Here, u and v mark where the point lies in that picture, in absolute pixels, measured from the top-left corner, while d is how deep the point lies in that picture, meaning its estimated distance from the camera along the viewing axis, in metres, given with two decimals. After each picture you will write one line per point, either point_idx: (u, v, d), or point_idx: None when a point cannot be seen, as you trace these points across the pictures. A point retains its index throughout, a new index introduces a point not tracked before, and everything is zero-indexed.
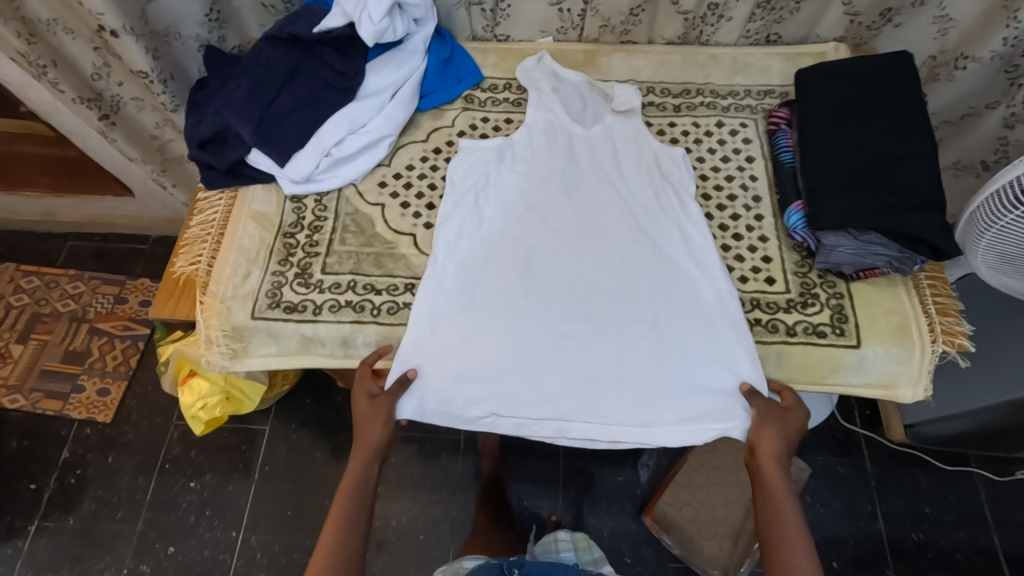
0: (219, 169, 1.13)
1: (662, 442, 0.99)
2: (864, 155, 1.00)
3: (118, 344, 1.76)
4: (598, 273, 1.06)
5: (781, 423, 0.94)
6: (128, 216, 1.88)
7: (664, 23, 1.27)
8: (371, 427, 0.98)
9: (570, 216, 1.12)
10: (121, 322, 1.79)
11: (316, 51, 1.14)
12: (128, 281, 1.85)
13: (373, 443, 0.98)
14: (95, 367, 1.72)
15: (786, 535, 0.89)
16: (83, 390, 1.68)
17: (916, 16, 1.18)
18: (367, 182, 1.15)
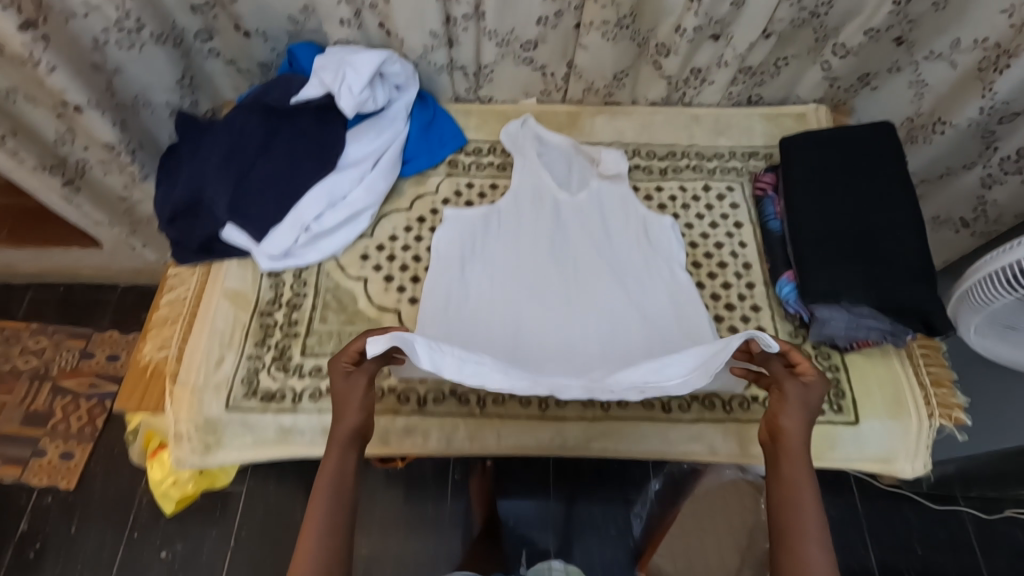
0: (191, 245, 1.08)
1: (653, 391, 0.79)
2: (852, 225, 0.99)
3: (83, 403, 1.65)
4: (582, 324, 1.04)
5: (801, 402, 0.78)
6: (95, 267, 1.79)
7: (647, 85, 1.25)
8: (347, 411, 0.80)
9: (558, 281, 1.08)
10: (87, 378, 1.69)
11: (294, 117, 1.10)
12: (94, 334, 1.74)
13: (348, 430, 0.79)
14: (58, 429, 1.61)
15: (808, 540, 0.70)
16: (44, 454, 1.58)
17: (891, 80, 1.20)
18: (348, 255, 1.10)
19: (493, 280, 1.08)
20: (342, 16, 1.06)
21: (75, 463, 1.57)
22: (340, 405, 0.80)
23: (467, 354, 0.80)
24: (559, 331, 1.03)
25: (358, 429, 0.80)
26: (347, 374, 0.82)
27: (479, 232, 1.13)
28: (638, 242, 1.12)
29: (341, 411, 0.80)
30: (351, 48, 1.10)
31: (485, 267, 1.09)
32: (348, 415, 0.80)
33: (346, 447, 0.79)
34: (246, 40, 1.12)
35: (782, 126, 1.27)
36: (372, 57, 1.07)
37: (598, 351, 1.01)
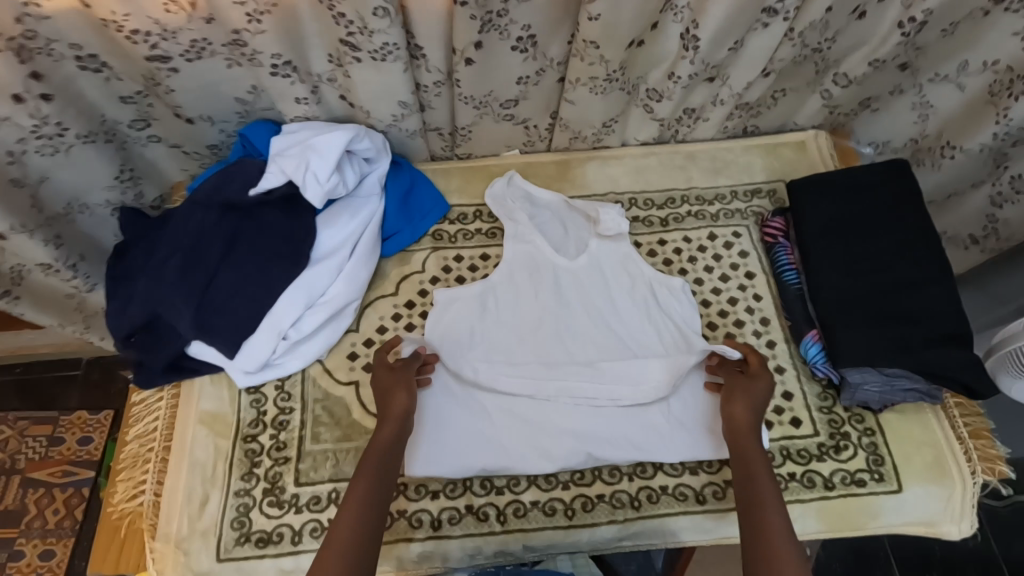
0: (155, 367, 0.95)
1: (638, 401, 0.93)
2: (874, 282, 0.94)
3: (57, 494, 1.50)
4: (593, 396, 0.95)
5: (749, 393, 0.88)
6: (54, 346, 1.58)
7: (638, 127, 1.15)
8: (397, 393, 0.88)
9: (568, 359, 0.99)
10: (59, 467, 1.53)
11: (255, 210, 0.98)
12: (61, 417, 1.57)
13: (400, 410, 0.86)
14: (34, 527, 1.47)
15: (769, 508, 0.76)
16: (22, 555, 1.44)
17: (893, 102, 1.13)
18: (334, 357, 1.00)
19: (497, 371, 0.97)
20: (297, 95, 0.92)
21: (58, 562, 1.45)
22: (385, 391, 0.88)
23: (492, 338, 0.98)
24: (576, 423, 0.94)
25: (409, 410, 0.87)
26: (391, 368, 0.92)
27: (475, 316, 1.02)
28: (647, 307, 1.03)
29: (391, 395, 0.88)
30: (313, 126, 0.98)
31: (486, 354, 0.99)
32: (398, 396, 0.87)
33: (399, 428, 0.85)
34: (190, 125, 0.98)
35: (782, 157, 1.20)
36: (338, 138, 0.94)
37: (619, 440, 0.92)
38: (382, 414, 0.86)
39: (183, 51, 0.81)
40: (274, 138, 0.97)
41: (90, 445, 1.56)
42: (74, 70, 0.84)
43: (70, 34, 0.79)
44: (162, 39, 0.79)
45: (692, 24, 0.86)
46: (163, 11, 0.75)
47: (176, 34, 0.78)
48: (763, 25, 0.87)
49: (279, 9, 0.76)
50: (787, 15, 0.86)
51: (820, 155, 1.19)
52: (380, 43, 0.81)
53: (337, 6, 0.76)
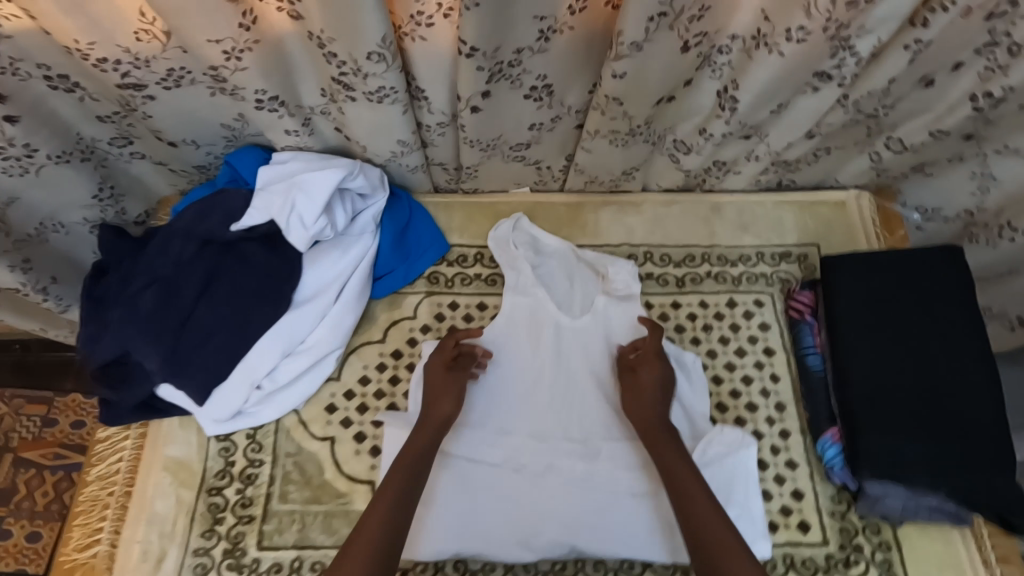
0: (122, 406, 0.89)
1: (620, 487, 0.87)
2: (911, 383, 0.83)
3: (49, 478, 1.29)
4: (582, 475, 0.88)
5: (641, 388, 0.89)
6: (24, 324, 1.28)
7: (662, 174, 1.05)
8: (443, 399, 0.88)
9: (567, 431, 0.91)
10: (51, 449, 1.31)
11: (239, 245, 0.91)
12: (57, 397, 1.34)
13: (440, 417, 0.86)
14: (23, 507, 1.27)
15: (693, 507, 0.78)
16: (8, 535, 1.25)
17: (951, 169, 1.01)
18: (311, 408, 0.93)
19: (484, 441, 0.90)
20: (286, 127, 0.83)
21: (45, 546, 1.25)
22: (435, 393, 0.88)
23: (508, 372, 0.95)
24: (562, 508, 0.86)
25: (449, 419, 0.86)
26: (447, 366, 0.91)
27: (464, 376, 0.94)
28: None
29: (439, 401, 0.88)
30: (305, 158, 0.90)
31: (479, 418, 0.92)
32: (442, 403, 0.87)
33: (435, 434, 0.85)
34: (173, 148, 0.91)
35: (818, 217, 1.09)
36: (329, 176, 0.86)
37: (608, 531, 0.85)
38: (424, 416, 0.87)
39: (159, 80, 0.73)
40: (261, 168, 0.89)
41: (84, 430, 1.33)
42: (43, 90, 0.79)
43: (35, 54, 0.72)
44: (134, 68, 0.71)
45: (731, 83, 0.75)
46: (133, 40, 0.67)
47: (151, 63, 0.70)
48: (813, 89, 0.76)
49: (262, 44, 0.67)
50: (842, 82, 0.74)
51: (861, 219, 1.08)
52: (376, 86, 0.72)
53: (328, 46, 0.67)
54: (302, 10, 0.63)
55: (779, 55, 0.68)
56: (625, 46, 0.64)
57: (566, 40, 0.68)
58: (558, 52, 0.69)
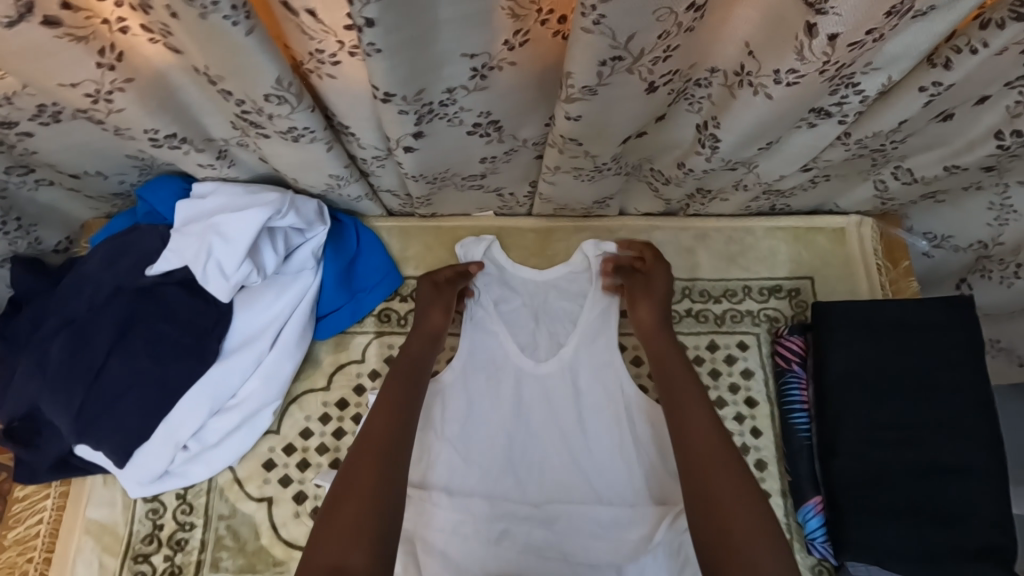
0: (38, 465, 0.81)
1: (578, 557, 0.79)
2: (907, 460, 0.74)
3: None
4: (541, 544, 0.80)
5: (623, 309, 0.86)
6: None
7: (640, 199, 0.93)
8: (433, 311, 0.88)
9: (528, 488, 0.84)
10: None
11: (160, 288, 0.80)
12: None
13: (433, 327, 0.86)
14: None
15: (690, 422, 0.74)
16: None
17: (967, 198, 0.89)
18: (247, 465, 0.86)
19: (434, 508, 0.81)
20: (197, 162, 0.72)
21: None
22: (424, 304, 0.88)
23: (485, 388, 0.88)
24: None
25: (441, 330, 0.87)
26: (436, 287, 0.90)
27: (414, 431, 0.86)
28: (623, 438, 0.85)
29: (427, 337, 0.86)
30: (227, 191, 0.79)
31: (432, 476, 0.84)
32: (433, 315, 0.87)
33: (428, 343, 0.86)
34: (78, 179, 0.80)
35: (813, 247, 0.98)
36: (251, 217, 0.75)
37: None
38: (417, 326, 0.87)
39: (31, 117, 0.61)
40: (178, 203, 0.78)
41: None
42: None
43: None
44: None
45: (711, 120, 0.63)
46: None
47: (13, 99, 0.58)
48: (809, 126, 0.64)
49: (138, 83, 0.55)
50: (843, 119, 0.62)
51: (861, 250, 0.97)
52: (287, 126, 0.60)
53: (219, 84, 0.55)
54: (178, 44, 0.51)
55: (765, 98, 0.56)
56: (576, 90, 0.52)
57: (508, 76, 0.56)
58: (499, 90, 0.58)
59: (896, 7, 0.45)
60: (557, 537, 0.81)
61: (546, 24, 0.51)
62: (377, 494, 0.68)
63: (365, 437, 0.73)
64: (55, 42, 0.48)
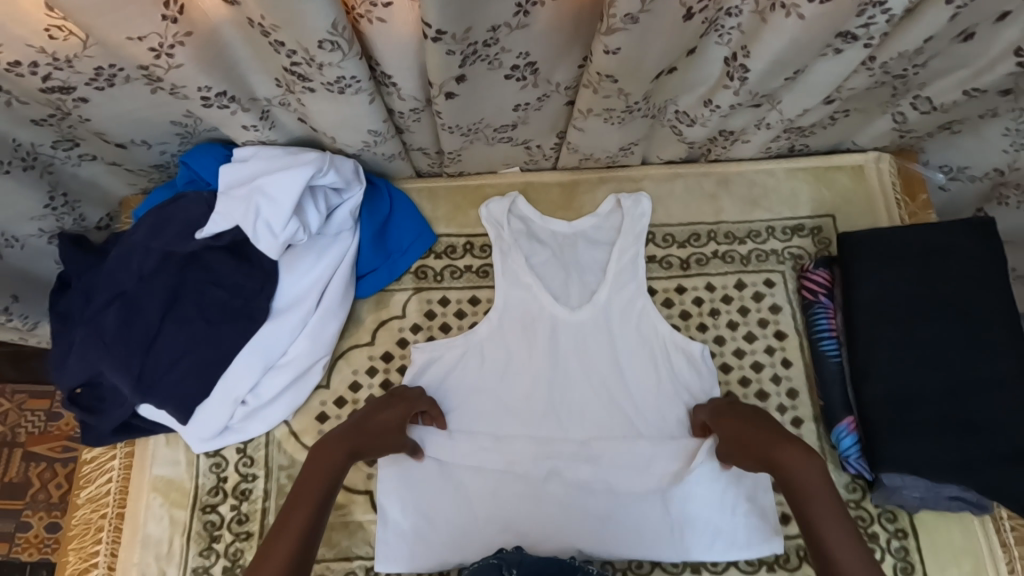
0: (104, 428, 0.85)
1: (625, 488, 0.84)
2: (937, 378, 0.78)
3: (61, 470, 1.23)
4: (591, 476, 0.84)
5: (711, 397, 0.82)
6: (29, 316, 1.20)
7: (663, 146, 0.96)
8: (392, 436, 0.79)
9: (572, 428, 0.87)
10: (60, 442, 1.24)
11: (204, 255, 0.84)
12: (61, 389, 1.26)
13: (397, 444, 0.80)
14: (40, 500, 1.21)
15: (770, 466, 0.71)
16: (29, 527, 1.19)
17: (982, 126, 0.91)
18: (301, 419, 0.89)
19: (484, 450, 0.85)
20: (242, 123, 0.75)
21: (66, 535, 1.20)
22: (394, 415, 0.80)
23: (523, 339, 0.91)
24: (567, 507, 0.84)
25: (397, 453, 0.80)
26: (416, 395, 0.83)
27: (456, 380, 0.89)
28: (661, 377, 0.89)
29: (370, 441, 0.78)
30: (267, 154, 0.81)
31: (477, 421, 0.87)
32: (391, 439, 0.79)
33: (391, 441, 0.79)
34: (123, 150, 0.83)
35: (833, 185, 1.00)
36: (295, 176, 0.78)
37: (615, 534, 0.83)
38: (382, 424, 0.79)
39: (88, 81, 0.64)
40: (222, 168, 0.81)
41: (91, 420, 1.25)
42: None
43: None
44: (56, 69, 0.62)
45: (741, 51, 0.66)
46: (45, 38, 0.57)
47: (73, 62, 0.61)
48: (835, 51, 0.66)
49: (195, 37, 0.58)
50: (869, 42, 0.64)
51: (880, 186, 0.99)
52: (335, 76, 0.63)
53: (272, 35, 0.58)
54: None
55: (798, 19, 0.59)
56: (618, 18, 0.55)
57: (548, 14, 0.59)
58: (539, 28, 0.60)
59: None
60: (603, 471, 0.84)
61: None
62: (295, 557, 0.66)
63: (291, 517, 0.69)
64: None
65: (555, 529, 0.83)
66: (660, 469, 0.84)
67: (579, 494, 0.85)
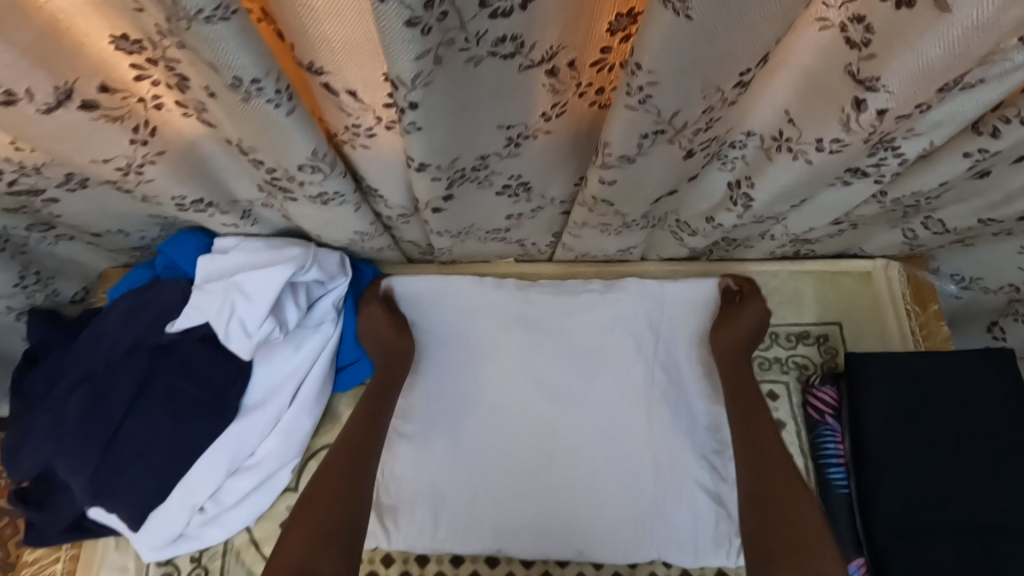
0: (50, 529, 0.79)
1: (614, 513, 0.82)
2: (949, 520, 0.73)
3: None
4: (584, 504, 0.83)
5: (742, 317, 0.86)
6: None
7: (663, 247, 0.92)
8: (398, 359, 0.86)
9: (563, 488, 0.84)
10: None
11: (175, 347, 0.80)
12: None
13: (393, 372, 0.85)
14: None
15: (773, 458, 0.77)
16: None
17: (996, 243, 0.88)
18: (265, 526, 0.83)
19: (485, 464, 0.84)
20: (222, 222, 0.72)
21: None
22: (387, 326, 0.86)
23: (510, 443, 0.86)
24: (564, 509, 0.83)
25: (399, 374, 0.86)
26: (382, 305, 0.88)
27: (432, 477, 0.85)
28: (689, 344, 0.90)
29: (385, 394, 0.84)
30: (249, 247, 0.78)
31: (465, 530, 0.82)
32: (398, 363, 0.86)
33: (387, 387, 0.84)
34: (99, 237, 0.81)
35: (840, 291, 0.96)
36: (275, 276, 0.75)
37: (610, 535, 0.81)
38: (382, 347, 0.86)
39: (58, 184, 0.61)
40: (199, 260, 0.77)
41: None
42: None
43: None
44: (23, 176, 0.58)
45: (744, 179, 0.63)
46: (12, 151, 0.54)
47: (41, 170, 0.57)
48: (844, 183, 0.63)
49: (169, 154, 0.54)
50: (879, 179, 0.61)
51: (889, 294, 0.95)
52: (317, 192, 0.60)
53: (250, 154, 0.54)
54: (212, 119, 0.51)
55: (805, 162, 0.54)
56: (613, 158, 0.51)
57: (542, 143, 0.55)
58: (531, 156, 0.57)
59: (949, 85, 0.43)
60: (593, 512, 0.83)
61: (584, 96, 0.49)
62: (343, 509, 0.72)
63: (337, 452, 0.77)
64: (92, 123, 0.46)
65: (538, 546, 0.81)
66: (647, 487, 0.83)
67: (582, 507, 0.83)
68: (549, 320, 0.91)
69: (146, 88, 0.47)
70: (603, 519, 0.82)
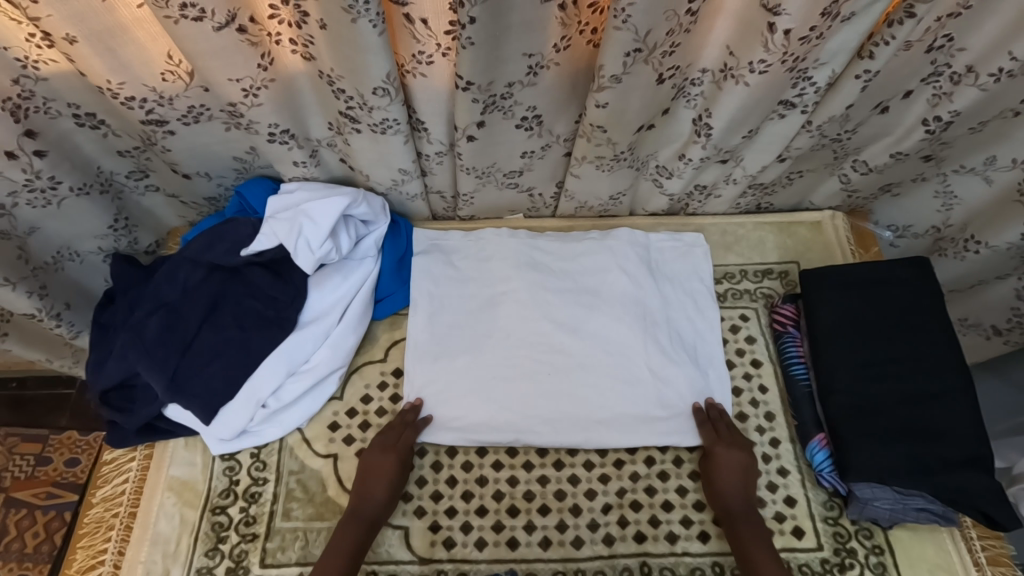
0: (128, 428, 0.91)
1: (618, 407, 0.96)
2: (890, 394, 0.87)
3: (38, 518, 1.33)
4: (590, 401, 0.96)
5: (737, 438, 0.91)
6: (40, 365, 1.36)
7: (647, 199, 1.10)
8: (378, 482, 0.87)
9: (570, 390, 0.97)
10: (43, 488, 1.36)
11: (245, 271, 0.95)
12: (52, 435, 1.40)
13: (385, 490, 0.86)
14: (11, 550, 1.29)
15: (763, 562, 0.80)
16: None
17: (916, 189, 1.07)
18: (315, 427, 0.96)
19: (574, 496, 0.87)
20: (294, 159, 0.89)
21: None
22: (370, 456, 0.89)
23: (523, 353, 0.99)
24: (572, 406, 0.96)
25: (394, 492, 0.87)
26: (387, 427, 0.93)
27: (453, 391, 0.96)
28: (671, 282, 1.06)
29: (372, 484, 0.86)
30: (310, 187, 0.96)
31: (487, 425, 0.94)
32: (377, 485, 0.86)
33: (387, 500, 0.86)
34: (186, 180, 0.97)
35: (797, 237, 1.13)
36: (334, 204, 0.92)
37: (612, 423, 0.95)
38: (366, 474, 0.87)
39: (180, 116, 0.80)
40: (270, 198, 0.94)
41: (78, 467, 1.38)
42: (72, 127, 0.84)
43: (69, 94, 0.80)
44: (158, 105, 0.78)
45: (704, 112, 0.83)
46: (159, 80, 0.74)
47: (172, 100, 0.77)
48: (780, 115, 0.83)
49: (276, 83, 0.74)
50: (805, 109, 0.81)
51: (837, 238, 1.12)
52: (380, 118, 0.78)
53: (337, 83, 0.74)
54: (313, 52, 0.71)
55: (744, 85, 0.75)
56: (606, 79, 0.71)
57: (553, 75, 0.75)
58: (545, 87, 0.77)
59: (828, 11, 0.65)
60: (599, 407, 0.96)
61: (583, 35, 0.71)
62: None
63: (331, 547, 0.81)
64: (239, 44, 0.67)
65: (551, 438, 0.93)
66: (645, 383, 0.97)
67: (589, 404, 0.96)
68: (553, 263, 1.06)
69: (275, 25, 0.69)
70: (608, 412, 0.96)
